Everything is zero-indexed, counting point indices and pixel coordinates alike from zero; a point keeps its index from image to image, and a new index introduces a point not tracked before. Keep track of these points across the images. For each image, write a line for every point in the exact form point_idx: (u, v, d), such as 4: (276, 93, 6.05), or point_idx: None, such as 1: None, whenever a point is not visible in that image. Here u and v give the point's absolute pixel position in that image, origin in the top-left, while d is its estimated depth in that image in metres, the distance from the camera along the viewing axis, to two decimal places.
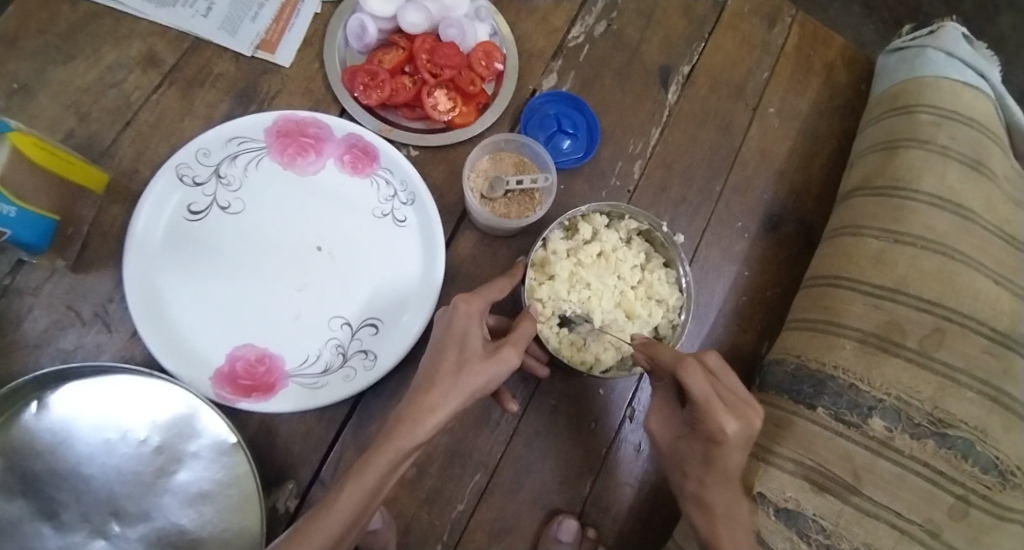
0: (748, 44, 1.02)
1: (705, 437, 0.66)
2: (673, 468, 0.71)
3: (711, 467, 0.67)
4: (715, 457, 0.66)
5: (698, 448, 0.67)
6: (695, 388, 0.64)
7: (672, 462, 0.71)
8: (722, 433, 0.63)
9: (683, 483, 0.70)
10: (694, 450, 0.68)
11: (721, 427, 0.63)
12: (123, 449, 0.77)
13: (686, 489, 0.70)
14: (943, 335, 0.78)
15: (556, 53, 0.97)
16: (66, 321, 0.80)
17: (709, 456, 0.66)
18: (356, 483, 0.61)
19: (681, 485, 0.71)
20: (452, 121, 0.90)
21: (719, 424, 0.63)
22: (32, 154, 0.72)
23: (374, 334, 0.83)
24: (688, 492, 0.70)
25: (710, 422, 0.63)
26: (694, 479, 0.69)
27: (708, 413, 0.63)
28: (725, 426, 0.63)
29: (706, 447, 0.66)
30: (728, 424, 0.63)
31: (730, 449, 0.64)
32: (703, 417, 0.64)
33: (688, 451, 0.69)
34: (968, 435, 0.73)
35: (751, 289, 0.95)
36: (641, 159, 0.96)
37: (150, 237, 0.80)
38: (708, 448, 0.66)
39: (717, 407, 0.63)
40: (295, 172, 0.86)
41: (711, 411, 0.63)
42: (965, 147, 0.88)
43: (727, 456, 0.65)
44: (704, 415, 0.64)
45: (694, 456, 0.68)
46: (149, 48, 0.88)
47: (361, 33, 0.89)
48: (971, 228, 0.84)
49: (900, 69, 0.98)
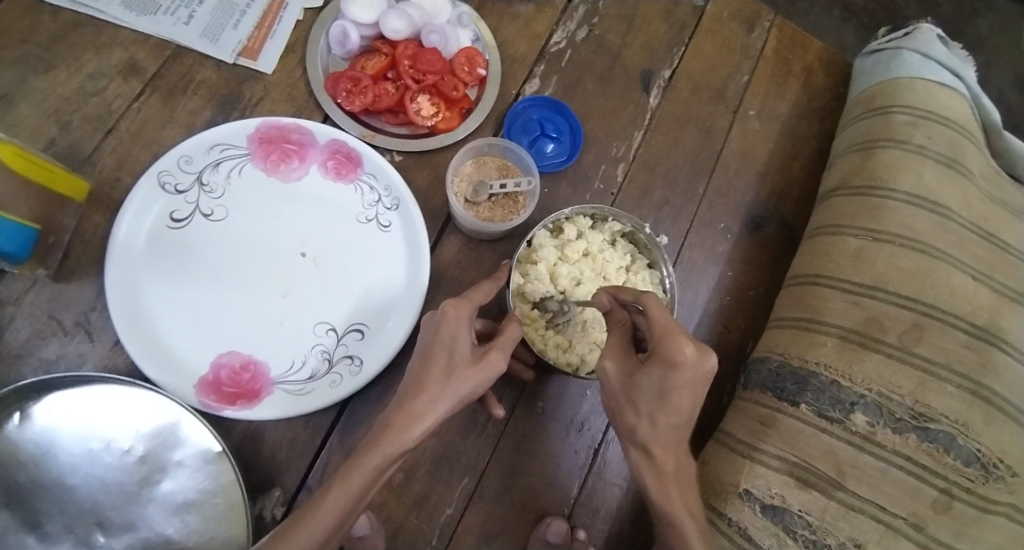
0: (728, 48, 1.04)
1: (659, 367, 0.66)
2: (624, 406, 0.70)
3: (664, 401, 0.67)
4: (671, 387, 0.66)
5: (653, 381, 0.67)
6: (658, 317, 0.67)
7: (624, 401, 0.70)
8: (681, 360, 0.65)
9: (632, 423, 0.70)
10: (649, 383, 0.67)
11: (681, 350, 0.65)
12: (107, 459, 0.77)
13: (635, 430, 0.70)
14: (922, 331, 0.79)
15: (539, 59, 0.98)
16: (48, 331, 0.80)
17: (665, 387, 0.66)
18: (342, 489, 0.61)
19: (630, 425, 0.70)
20: (436, 126, 0.90)
21: (677, 349, 0.65)
22: (11, 163, 0.73)
23: (359, 340, 0.83)
24: (638, 432, 0.70)
25: (667, 345, 0.65)
26: (646, 416, 0.69)
27: (668, 338, 0.65)
28: (682, 351, 0.65)
29: (661, 378, 0.66)
30: (686, 348, 0.65)
31: (686, 378, 0.65)
32: (662, 346, 0.66)
33: (643, 385, 0.68)
34: (949, 428, 0.74)
35: (735, 289, 0.96)
36: (624, 162, 0.97)
37: (132, 245, 0.80)
38: (662, 381, 0.66)
39: (676, 334, 0.65)
40: (279, 179, 0.86)
41: (670, 338, 0.65)
42: (942, 146, 0.90)
43: (681, 386, 0.66)
44: (664, 340, 0.66)
45: (650, 388, 0.67)
46: (130, 57, 0.88)
47: (344, 40, 0.89)
48: (948, 226, 0.85)
49: (876, 71, 0.99)
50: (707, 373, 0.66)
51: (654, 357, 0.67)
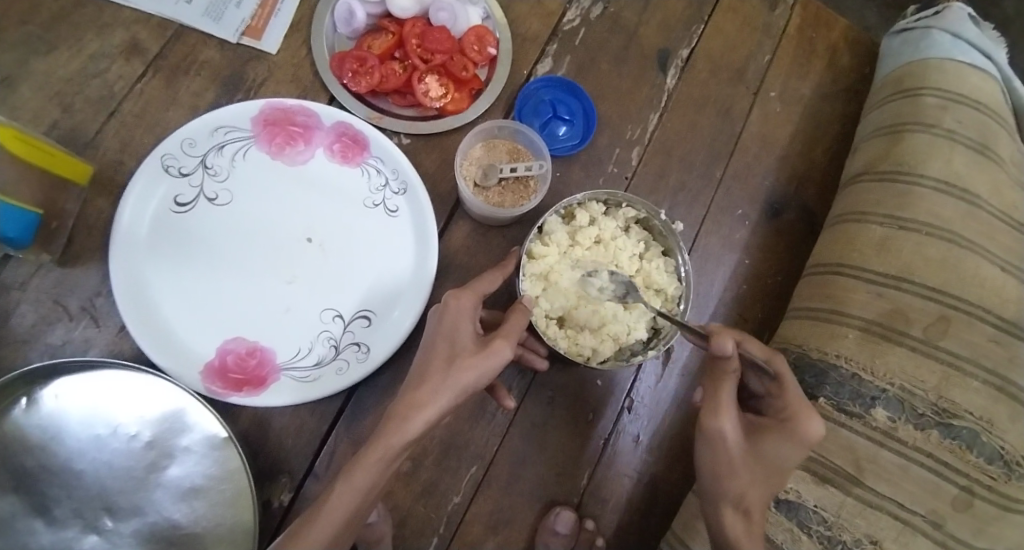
0: (749, 26, 1.00)
1: (793, 441, 0.67)
2: (738, 470, 0.67)
3: (775, 467, 0.68)
4: (789, 458, 0.68)
5: (776, 453, 0.67)
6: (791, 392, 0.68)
7: (740, 467, 0.67)
8: (813, 437, 0.66)
9: (745, 489, 0.68)
10: (771, 454, 0.67)
11: (817, 429, 0.66)
12: (115, 444, 0.76)
13: (745, 495, 0.68)
14: (949, 324, 0.76)
15: (551, 38, 0.94)
16: (53, 316, 0.79)
17: (784, 458, 0.67)
18: (348, 485, 0.62)
19: (740, 491, 0.68)
20: (444, 108, 0.87)
21: (811, 428, 0.66)
22: (13, 148, 0.71)
23: (366, 327, 0.82)
24: (745, 492, 0.68)
25: (807, 425, 0.66)
26: (758, 481, 0.68)
27: (808, 419, 0.66)
28: (814, 427, 0.66)
29: (784, 451, 0.67)
30: (817, 428, 0.66)
31: (802, 451, 0.67)
32: (796, 424, 0.66)
33: (770, 452, 0.67)
34: (973, 425, 0.72)
35: (751, 277, 0.93)
36: (639, 145, 0.94)
37: (136, 230, 0.79)
38: (787, 452, 0.67)
39: (809, 413, 0.67)
40: (285, 162, 0.84)
41: (807, 415, 0.67)
42: (972, 131, 0.86)
43: (796, 457, 0.68)
44: (805, 417, 0.66)
45: (775, 455, 0.67)
46: (132, 37, 0.86)
47: (349, 17, 0.86)
48: (976, 214, 0.82)
49: (904, 51, 0.95)
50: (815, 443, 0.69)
51: (785, 430, 0.67)
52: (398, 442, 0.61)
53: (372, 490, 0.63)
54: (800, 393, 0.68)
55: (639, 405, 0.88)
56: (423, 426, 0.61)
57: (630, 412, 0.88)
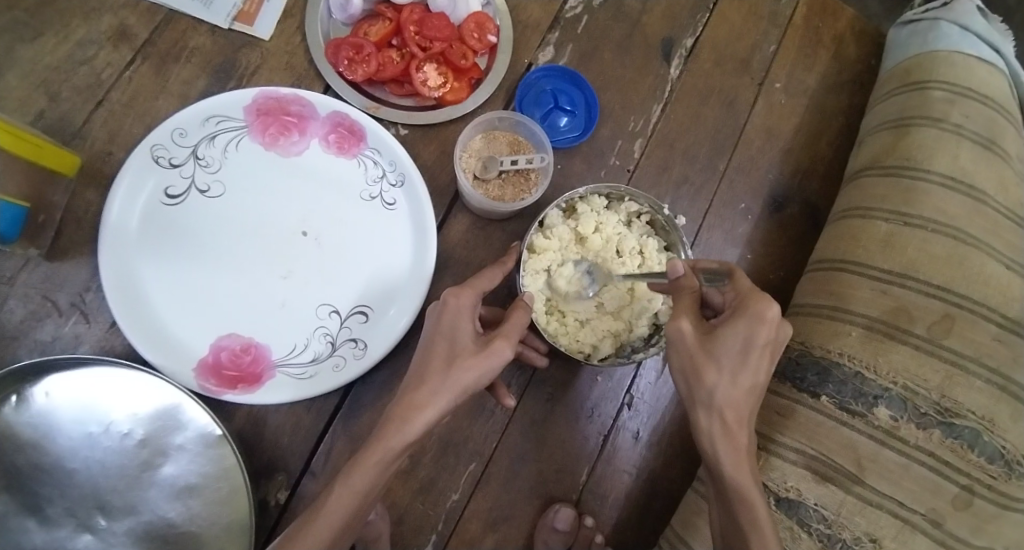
0: (755, 15, 0.97)
1: (748, 323, 0.61)
2: (703, 365, 0.61)
3: (743, 356, 0.61)
4: (756, 345, 0.61)
5: (738, 337, 0.61)
6: (742, 283, 0.65)
7: (704, 359, 0.61)
8: (769, 319, 0.61)
9: (713, 383, 0.61)
10: (735, 339, 0.61)
11: (770, 311, 0.61)
12: (107, 442, 0.75)
13: (714, 393, 0.61)
14: (952, 322, 0.75)
15: (553, 25, 0.92)
16: (42, 312, 0.77)
17: (750, 344, 0.61)
18: (346, 486, 0.61)
19: (710, 388, 0.61)
20: (443, 98, 0.85)
21: (766, 307, 0.61)
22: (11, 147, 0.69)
23: (363, 323, 0.80)
24: (718, 395, 0.61)
25: (758, 303, 0.61)
26: (727, 377, 0.61)
27: (757, 297, 0.62)
28: (769, 311, 0.61)
29: (747, 335, 0.61)
30: (773, 310, 0.61)
31: (768, 338, 0.61)
32: (748, 305, 0.62)
33: (728, 344, 0.61)
34: (975, 425, 0.72)
35: (753, 273, 0.93)
36: (642, 137, 0.92)
37: (126, 223, 0.77)
38: (749, 335, 0.61)
39: (761, 294, 0.62)
40: (278, 153, 0.81)
41: (758, 297, 0.62)
42: (979, 126, 0.85)
43: (764, 346, 0.61)
44: (753, 297, 0.62)
45: (738, 343, 0.61)
46: (120, 22, 0.82)
47: (345, 4, 0.83)
48: (983, 211, 0.81)
49: (912, 42, 0.93)
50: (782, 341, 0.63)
51: (738, 314, 0.62)
52: (398, 445, 0.60)
53: (372, 491, 0.61)
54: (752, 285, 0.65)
55: (639, 401, 0.87)
56: (423, 427, 0.60)
57: (630, 409, 0.87)
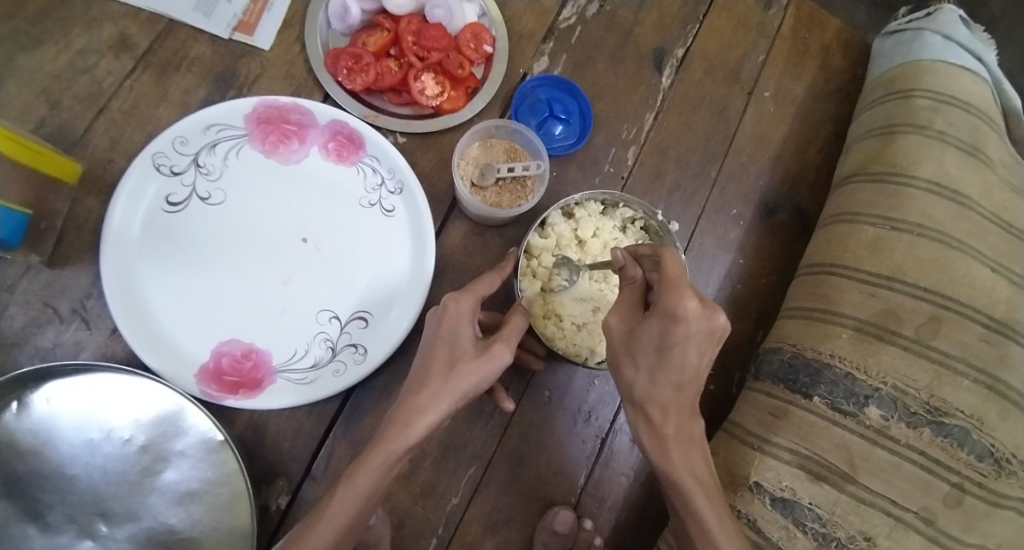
0: (744, 26, 1.00)
1: (661, 318, 0.60)
2: (624, 359, 0.65)
3: (664, 356, 0.62)
4: (671, 343, 0.61)
5: (655, 334, 0.62)
6: (670, 269, 0.61)
7: (625, 356, 0.65)
8: (682, 315, 0.59)
9: (632, 379, 0.65)
10: (651, 335, 0.62)
11: (683, 306, 0.58)
12: (108, 449, 0.75)
13: (634, 388, 0.65)
14: (940, 324, 0.77)
15: (547, 36, 0.94)
16: (43, 319, 0.78)
17: (665, 342, 0.61)
18: (350, 489, 0.61)
19: (630, 380, 0.65)
20: (440, 107, 0.86)
21: (678, 304, 0.58)
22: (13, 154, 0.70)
23: (363, 328, 0.81)
24: (638, 390, 0.64)
25: (670, 297, 0.59)
26: (646, 372, 0.64)
27: (669, 293, 0.59)
28: (685, 305, 0.58)
29: (662, 334, 0.61)
30: (690, 304, 0.58)
31: (689, 335, 0.59)
32: (664, 299, 0.60)
33: (645, 340, 0.63)
34: (964, 423, 0.73)
35: (746, 277, 0.94)
36: (635, 145, 0.94)
37: (128, 230, 0.77)
38: (664, 331, 0.61)
39: (680, 288, 0.59)
40: (278, 161, 0.83)
41: (674, 290, 0.59)
42: (963, 133, 0.87)
43: (684, 341, 0.60)
44: (669, 292, 0.59)
45: (655, 340, 0.62)
46: (121, 32, 0.84)
47: (344, 14, 0.85)
48: (968, 215, 0.83)
49: (896, 52, 0.96)
50: (711, 333, 0.59)
51: (656, 310, 0.61)
52: (401, 448, 0.60)
53: (373, 495, 0.62)
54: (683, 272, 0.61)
55: None
56: (426, 431, 0.61)
57: None
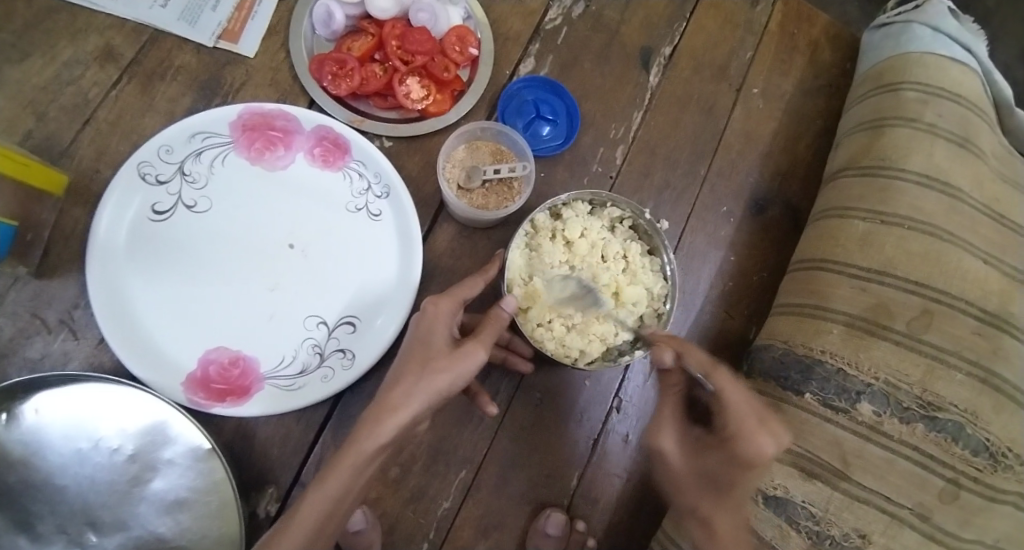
0: (731, 23, 1.00)
1: (737, 458, 0.68)
2: (687, 485, 0.71)
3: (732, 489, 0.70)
4: (740, 477, 0.69)
5: (722, 468, 0.69)
6: (734, 398, 0.68)
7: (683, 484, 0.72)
8: (763, 454, 0.66)
9: (702, 507, 0.71)
10: (720, 468, 0.70)
11: (765, 447, 0.66)
12: (96, 458, 0.75)
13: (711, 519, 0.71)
14: (932, 317, 0.76)
15: (533, 37, 0.94)
16: (30, 329, 0.78)
17: (738, 475, 0.69)
18: (320, 493, 0.61)
19: (692, 506, 0.71)
20: (426, 110, 0.86)
21: (763, 443, 0.66)
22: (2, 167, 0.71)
23: (352, 333, 0.81)
24: (699, 510, 0.71)
25: (750, 441, 0.66)
26: (711, 498, 0.70)
27: (745, 438, 0.66)
28: (765, 444, 0.66)
29: (739, 467, 0.68)
30: (768, 443, 0.66)
31: (759, 471, 0.68)
32: (742, 439, 0.67)
33: (714, 466, 0.70)
34: (958, 418, 0.72)
35: (737, 274, 0.94)
36: (623, 144, 0.94)
37: (114, 240, 0.77)
38: (736, 465, 0.68)
39: (758, 425, 0.66)
40: (264, 168, 0.83)
41: (754, 432, 0.66)
42: (953, 125, 0.86)
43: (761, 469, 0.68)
44: (748, 438, 0.66)
45: (719, 471, 0.70)
46: (106, 43, 0.84)
47: (328, 20, 0.85)
48: (958, 208, 0.82)
49: (885, 45, 0.95)
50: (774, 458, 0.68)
51: (731, 447, 0.68)
52: (369, 447, 0.60)
53: (346, 496, 0.62)
54: (741, 397, 0.68)
55: (628, 404, 0.88)
56: (395, 429, 0.61)
57: (618, 412, 0.88)
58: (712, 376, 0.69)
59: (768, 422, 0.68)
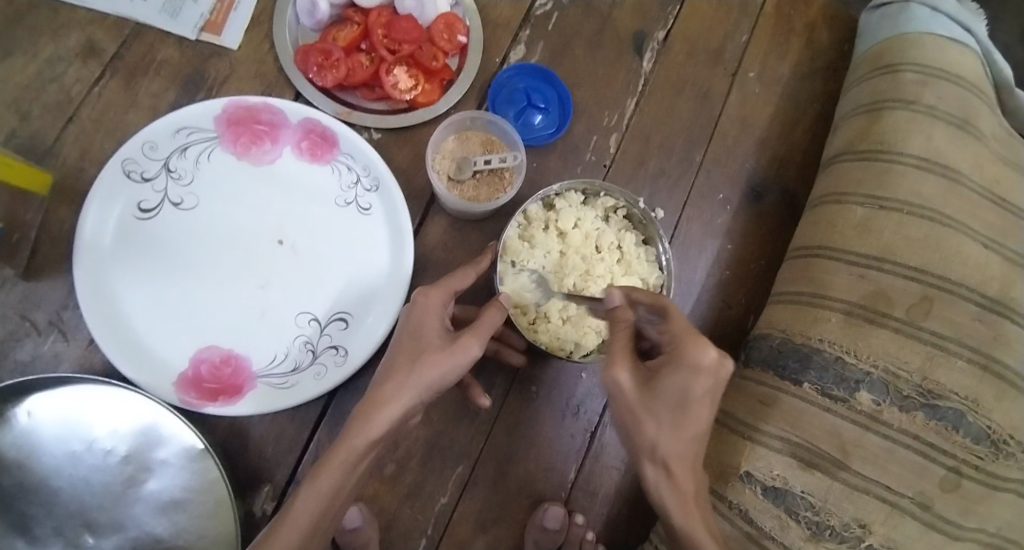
0: (726, 5, 0.97)
1: (688, 372, 0.60)
2: (640, 416, 0.62)
3: (689, 416, 0.62)
4: (693, 395, 0.61)
5: (676, 388, 0.61)
6: (677, 322, 0.64)
7: (643, 412, 0.62)
8: (705, 364, 0.60)
9: (654, 437, 0.62)
10: (672, 390, 0.61)
11: (706, 356, 0.61)
12: (91, 460, 0.75)
13: (657, 444, 0.62)
14: (932, 304, 0.75)
15: (523, 24, 0.92)
16: (20, 332, 0.77)
17: (688, 394, 0.61)
18: (313, 490, 0.60)
19: (651, 441, 0.62)
20: (415, 100, 0.85)
21: (701, 353, 0.60)
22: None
23: (344, 329, 0.80)
24: (660, 446, 0.62)
25: (687, 349, 0.61)
26: (669, 426, 0.61)
27: (690, 344, 0.61)
28: (706, 355, 0.61)
29: (685, 385, 0.61)
30: (709, 354, 0.61)
31: (706, 384, 0.61)
32: (683, 348, 0.61)
33: (666, 391, 0.61)
34: (958, 405, 0.71)
35: (734, 263, 0.92)
36: (617, 132, 0.92)
37: (100, 240, 0.76)
38: (688, 383, 0.61)
39: (696, 336, 0.62)
40: (251, 163, 0.81)
41: (693, 341, 0.61)
42: (953, 106, 0.84)
43: (703, 391, 0.61)
44: (689, 342, 0.61)
45: (674, 392, 0.61)
46: (87, 38, 0.82)
47: (311, 9, 0.83)
48: (958, 191, 0.81)
49: (883, 26, 0.93)
50: (724, 380, 0.62)
51: (676, 359, 0.61)
52: (362, 444, 0.60)
53: (338, 494, 0.62)
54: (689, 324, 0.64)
55: None
56: (387, 425, 0.60)
57: None
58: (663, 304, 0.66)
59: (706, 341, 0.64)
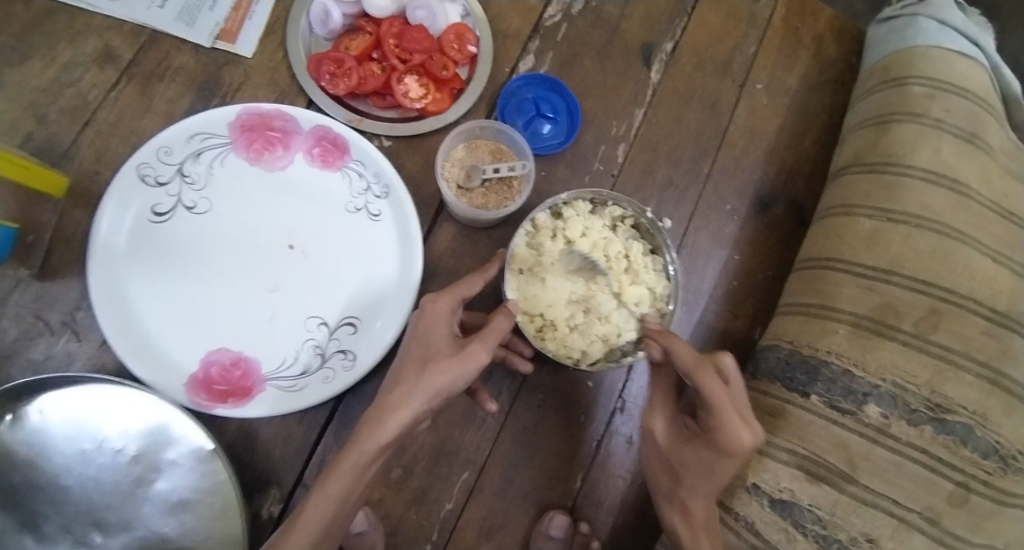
0: (735, 18, 0.98)
1: (715, 448, 0.66)
2: (667, 465, 0.71)
3: (714, 476, 0.68)
4: (719, 469, 0.67)
5: (702, 458, 0.67)
6: (716, 398, 0.64)
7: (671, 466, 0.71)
8: (737, 446, 0.64)
9: (677, 487, 0.71)
10: (696, 458, 0.68)
11: (741, 442, 0.64)
12: (100, 459, 0.76)
13: (677, 492, 0.71)
14: (940, 317, 0.74)
15: (532, 34, 0.93)
16: (33, 332, 0.78)
17: (714, 466, 0.67)
18: (323, 493, 0.61)
19: (669, 487, 0.71)
20: (425, 109, 0.85)
21: (737, 438, 0.64)
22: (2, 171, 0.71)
23: (352, 334, 0.80)
24: (677, 493, 0.71)
25: (727, 432, 0.64)
26: (693, 482, 0.69)
27: (727, 429, 0.64)
28: (740, 438, 0.64)
29: (712, 459, 0.66)
30: (745, 437, 0.64)
31: (738, 461, 0.66)
32: (720, 430, 0.64)
33: (691, 460, 0.68)
34: (967, 420, 0.70)
35: (741, 273, 0.92)
36: (625, 142, 0.92)
37: (114, 242, 0.78)
38: (715, 459, 0.66)
39: (737, 419, 0.64)
40: (263, 168, 0.82)
41: (733, 424, 0.64)
42: (961, 119, 0.84)
43: (730, 466, 0.66)
44: (724, 427, 0.64)
45: (700, 461, 0.68)
46: (105, 44, 0.84)
47: (325, 18, 0.85)
48: (967, 204, 0.80)
49: (891, 39, 0.93)
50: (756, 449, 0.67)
51: (710, 438, 0.66)
52: (372, 448, 0.60)
53: (349, 497, 0.62)
54: (730, 398, 0.65)
55: (631, 405, 0.87)
56: (397, 429, 0.60)
57: (622, 413, 0.87)
58: (695, 374, 0.65)
59: (747, 413, 0.66)
